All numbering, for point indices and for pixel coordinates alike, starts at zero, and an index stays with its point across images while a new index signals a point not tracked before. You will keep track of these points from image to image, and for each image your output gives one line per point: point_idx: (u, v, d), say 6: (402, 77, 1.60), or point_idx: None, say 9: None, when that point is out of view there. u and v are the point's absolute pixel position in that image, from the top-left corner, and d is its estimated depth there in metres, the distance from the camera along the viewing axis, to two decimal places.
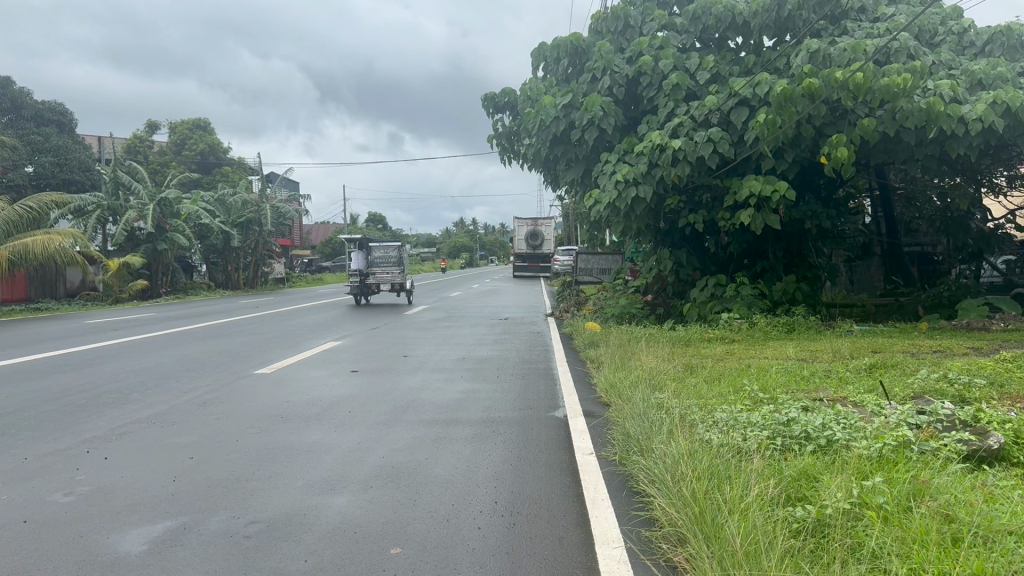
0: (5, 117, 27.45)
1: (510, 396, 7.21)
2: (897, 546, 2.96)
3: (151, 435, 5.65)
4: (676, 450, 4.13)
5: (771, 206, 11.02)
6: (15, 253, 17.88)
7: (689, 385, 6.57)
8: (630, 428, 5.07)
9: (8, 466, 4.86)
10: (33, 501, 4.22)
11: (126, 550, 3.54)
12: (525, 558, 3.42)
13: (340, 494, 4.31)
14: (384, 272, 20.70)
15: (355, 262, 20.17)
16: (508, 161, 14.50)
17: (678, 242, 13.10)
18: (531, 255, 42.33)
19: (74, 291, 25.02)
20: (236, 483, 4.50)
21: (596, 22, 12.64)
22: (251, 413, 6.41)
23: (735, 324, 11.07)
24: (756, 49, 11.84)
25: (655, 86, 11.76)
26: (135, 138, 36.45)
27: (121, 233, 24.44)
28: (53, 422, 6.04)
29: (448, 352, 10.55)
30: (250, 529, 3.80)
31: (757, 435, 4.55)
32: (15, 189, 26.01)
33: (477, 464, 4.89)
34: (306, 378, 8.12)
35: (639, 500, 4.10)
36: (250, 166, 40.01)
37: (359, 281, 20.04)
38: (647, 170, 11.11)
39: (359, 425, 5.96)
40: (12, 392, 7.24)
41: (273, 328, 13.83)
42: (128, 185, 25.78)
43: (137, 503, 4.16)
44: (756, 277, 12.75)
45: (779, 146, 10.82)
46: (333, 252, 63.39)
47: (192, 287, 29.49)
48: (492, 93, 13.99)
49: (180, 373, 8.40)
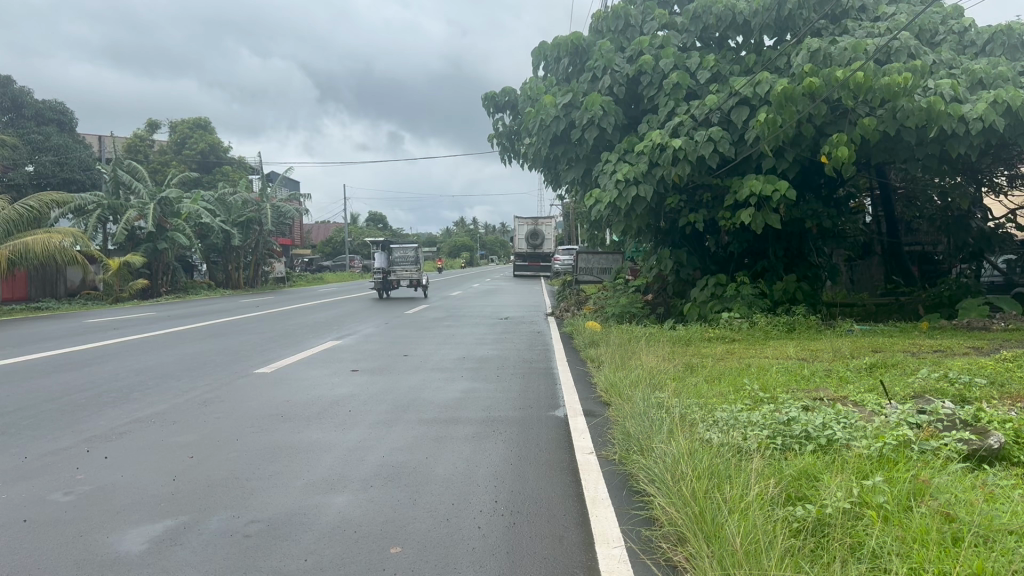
0: (6, 117, 27.51)
1: (511, 394, 7.24)
2: (898, 545, 2.96)
3: (151, 434, 5.65)
4: (677, 450, 4.12)
5: (772, 205, 11.02)
6: (15, 251, 17.88)
7: (690, 385, 6.56)
8: (630, 427, 5.07)
9: (8, 465, 4.87)
10: (33, 500, 4.22)
11: (125, 549, 3.54)
12: (525, 558, 3.43)
13: (341, 493, 4.31)
14: (404, 270, 23.73)
15: (379, 262, 23.12)
16: (509, 161, 14.51)
17: (678, 242, 13.09)
18: (532, 253, 42.26)
19: (74, 291, 25.01)
20: (237, 482, 4.51)
21: (597, 21, 12.62)
22: (252, 412, 6.41)
23: (736, 323, 11.07)
24: (757, 48, 11.83)
25: (656, 85, 11.76)
26: (135, 136, 36.52)
27: (122, 232, 24.45)
28: (54, 420, 6.06)
29: (449, 350, 10.58)
30: (250, 527, 3.80)
31: (758, 434, 4.55)
32: (15, 188, 26.05)
33: (477, 463, 4.90)
34: (307, 378, 8.13)
35: (639, 500, 4.10)
36: (251, 165, 40.10)
37: (382, 277, 23.05)
38: (647, 170, 11.10)
39: (360, 424, 5.98)
40: (13, 390, 7.26)
41: (274, 327, 13.82)
42: (129, 184, 25.78)
43: (138, 502, 4.17)
44: (756, 276, 12.74)
45: (780, 145, 10.81)
46: (334, 251, 63.39)
47: (193, 286, 29.51)
48: (492, 92, 13.99)
49: (181, 373, 8.40)
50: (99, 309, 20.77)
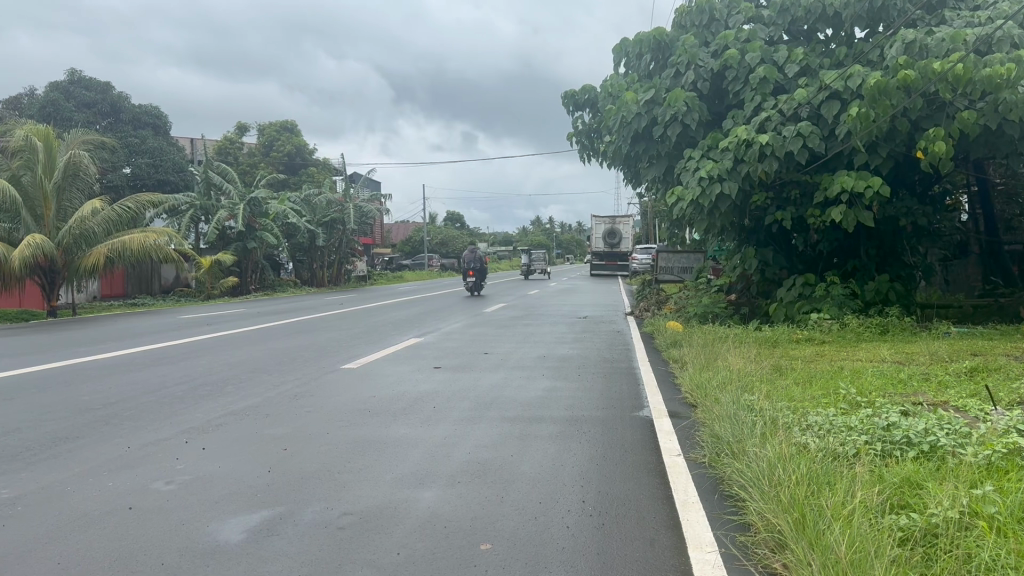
0: (106, 121, 28.96)
1: (594, 394, 7.18)
2: (1012, 559, 2.80)
3: (243, 426, 5.81)
4: (772, 454, 4.01)
5: (864, 203, 10.65)
6: (113, 250, 18.55)
7: (780, 387, 6.40)
8: (721, 429, 4.96)
9: (111, 454, 5.08)
10: (138, 487, 4.40)
11: (225, 539, 3.64)
12: (617, 559, 3.38)
13: (430, 488, 4.36)
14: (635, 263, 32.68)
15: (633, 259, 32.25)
16: (588, 159, 14.44)
17: (764, 241, 12.75)
18: (609, 252, 41.81)
19: (168, 287, 26.38)
20: (329, 475, 4.60)
21: (680, 15, 12.43)
22: (339, 407, 6.53)
23: (826, 324, 10.73)
24: (848, 41, 11.45)
25: (742, 80, 11.48)
26: (226, 139, 37.89)
27: (213, 231, 25.24)
28: (152, 413, 6.27)
29: (530, 349, 10.53)
30: (344, 520, 3.87)
31: (856, 439, 4.38)
32: (114, 189, 27.13)
33: (563, 462, 4.87)
34: (390, 375, 8.16)
35: (732, 504, 3.99)
36: (336, 166, 41.18)
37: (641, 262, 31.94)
38: (733, 166, 10.85)
39: (444, 421, 6.00)
40: (113, 383, 7.57)
41: (410, 313, 16.83)
42: (220, 186, 26.63)
43: (235, 492, 4.29)
44: (847, 276, 12.30)
45: (873, 140, 10.41)
46: (412, 250, 64.04)
47: (280, 284, 30.09)
48: (572, 90, 13.97)
49: (270, 368, 8.59)
50: (180, 309, 20.98)
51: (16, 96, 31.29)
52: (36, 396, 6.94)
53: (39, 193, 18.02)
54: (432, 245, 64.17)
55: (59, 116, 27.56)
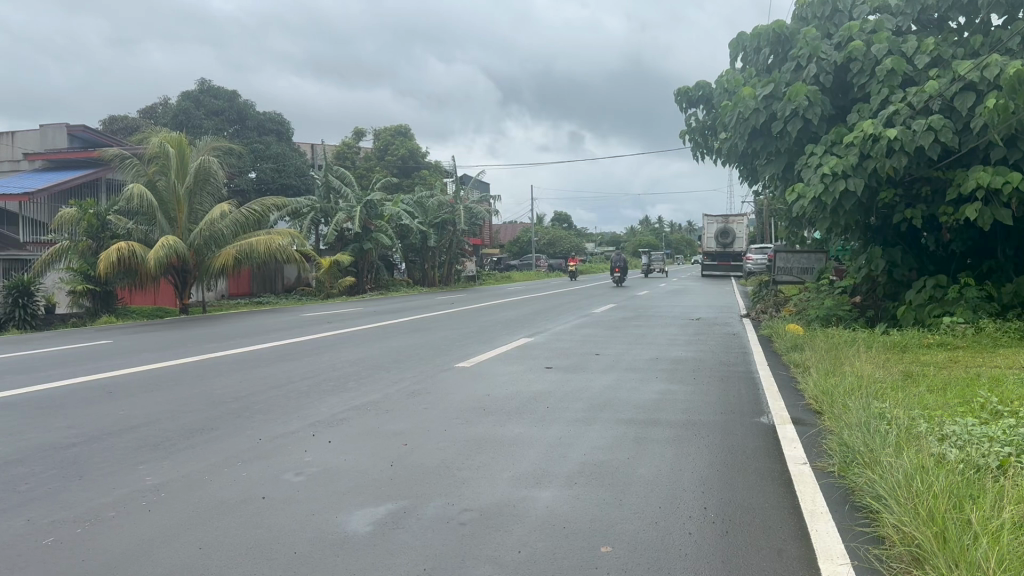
0: (233, 127, 30.50)
1: (711, 398, 7.06)
2: None
3: (365, 422, 6.00)
4: (908, 464, 3.83)
5: (1002, 199, 10.04)
6: (242, 250, 19.42)
7: (913, 395, 6.10)
8: (850, 437, 4.77)
9: (244, 445, 5.34)
10: (271, 477, 4.62)
11: (353, 530, 3.77)
12: (742, 568, 3.31)
13: (548, 488, 4.38)
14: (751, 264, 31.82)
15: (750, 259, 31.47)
16: (702, 157, 14.19)
17: (890, 241, 12.19)
18: (721, 253, 40.90)
19: (289, 286, 27.57)
20: (448, 471, 4.69)
21: (801, 7, 12.04)
22: (455, 405, 6.67)
23: (959, 328, 10.16)
24: (983, 29, 10.84)
25: (868, 72, 11.00)
26: (344, 144, 39.22)
27: (332, 232, 26.19)
28: (281, 406, 6.56)
29: (642, 351, 10.42)
30: (464, 515, 3.94)
31: (1000, 451, 4.13)
32: (241, 193, 28.52)
33: (682, 467, 4.81)
34: (504, 375, 8.25)
35: (864, 516, 3.84)
36: (447, 168, 41.94)
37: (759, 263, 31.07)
38: (858, 162, 10.41)
39: (559, 421, 6.04)
40: (243, 377, 7.96)
41: (520, 313, 16.97)
42: (338, 189, 27.59)
43: (360, 485, 4.44)
44: (982, 277, 11.61)
45: (1012, 133, 9.79)
46: (519, 251, 64.55)
47: (394, 284, 30.89)
48: (686, 86, 13.75)
49: (388, 365, 8.84)
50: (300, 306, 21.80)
51: (153, 107, 33.35)
52: (175, 388, 7.38)
53: (173, 198, 19.16)
54: (540, 245, 64.47)
55: (191, 124, 29.22)
